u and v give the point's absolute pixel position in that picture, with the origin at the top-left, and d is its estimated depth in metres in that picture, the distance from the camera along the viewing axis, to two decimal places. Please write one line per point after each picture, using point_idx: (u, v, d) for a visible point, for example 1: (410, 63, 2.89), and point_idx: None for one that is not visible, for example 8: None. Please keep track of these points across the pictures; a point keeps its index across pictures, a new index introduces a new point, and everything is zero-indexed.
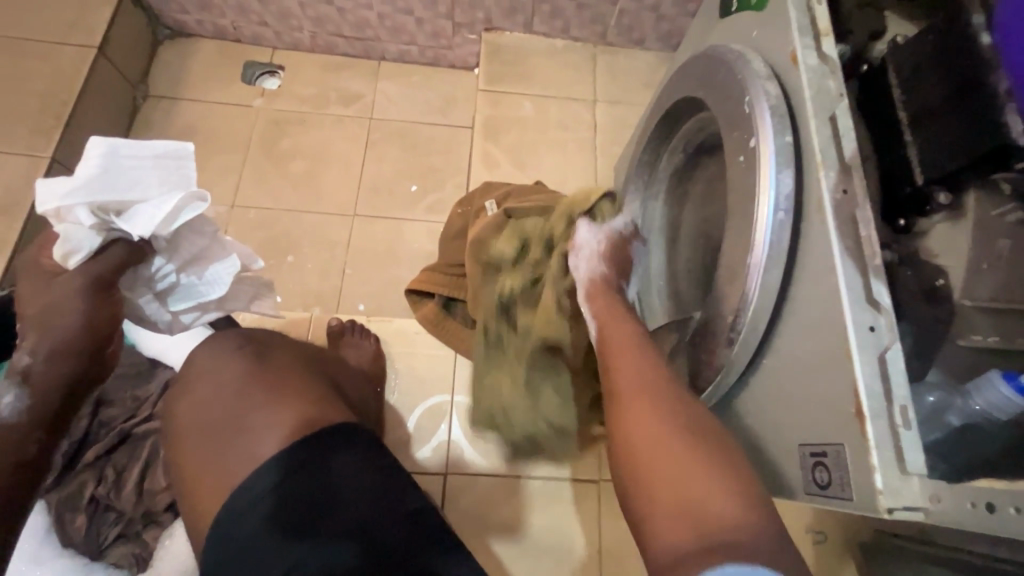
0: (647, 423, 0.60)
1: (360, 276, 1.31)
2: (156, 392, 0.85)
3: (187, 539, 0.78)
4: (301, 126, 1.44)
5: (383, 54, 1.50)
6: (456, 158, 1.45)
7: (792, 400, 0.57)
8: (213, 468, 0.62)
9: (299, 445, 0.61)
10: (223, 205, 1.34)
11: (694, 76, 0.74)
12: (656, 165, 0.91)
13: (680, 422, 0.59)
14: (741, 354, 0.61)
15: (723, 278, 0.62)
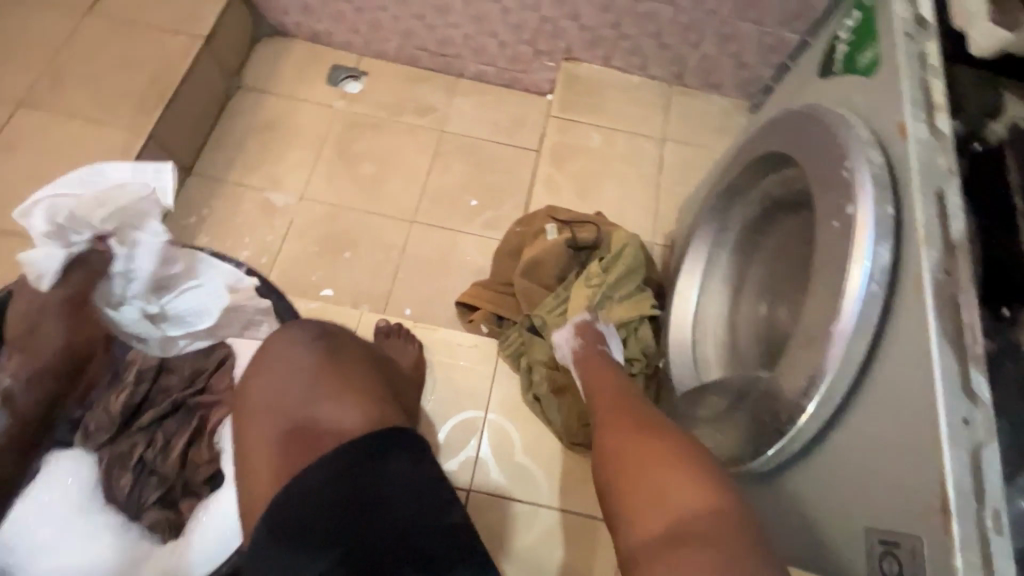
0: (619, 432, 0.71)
1: (411, 282, 1.33)
2: (211, 368, 0.89)
3: (220, 514, 0.80)
4: (375, 130, 1.49)
5: (462, 72, 1.55)
6: (518, 179, 1.47)
7: (867, 483, 0.54)
8: (277, 449, 0.65)
9: (359, 442, 0.62)
10: (292, 196, 1.40)
11: (786, 130, 0.73)
12: (728, 215, 0.90)
13: (662, 443, 0.66)
14: (812, 424, 0.59)
15: (801, 342, 0.60)
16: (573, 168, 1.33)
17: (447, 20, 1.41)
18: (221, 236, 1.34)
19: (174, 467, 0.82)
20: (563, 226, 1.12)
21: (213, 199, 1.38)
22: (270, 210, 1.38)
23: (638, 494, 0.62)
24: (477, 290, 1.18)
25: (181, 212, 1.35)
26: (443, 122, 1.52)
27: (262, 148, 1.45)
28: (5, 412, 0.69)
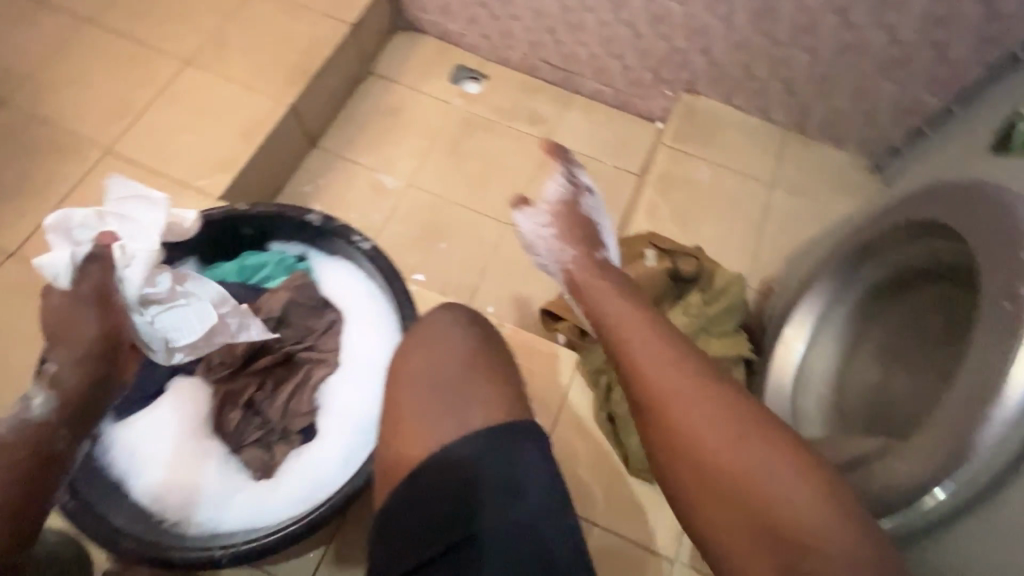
0: (693, 416, 0.74)
1: (497, 282, 1.38)
2: (322, 329, 0.93)
3: (309, 466, 0.85)
4: (487, 132, 1.56)
5: (579, 88, 1.59)
6: (616, 200, 1.49)
7: (1007, 538, 0.69)
8: (425, 420, 0.64)
9: (511, 431, 0.62)
10: (401, 181, 1.48)
11: (956, 207, 0.80)
12: (855, 274, 0.96)
13: (728, 431, 0.73)
14: (965, 489, 0.70)
15: (967, 413, 0.70)
16: (678, 199, 1.33)
17: (577, 38, 1.45)
18: (332, 208, 1.43)
19: (278, 413, 0.88)
20: (665, 253, 1.12)
21: (330, 173, 1.47)
22: (379, 191, 1.46)
23: (725, 493, 0.71)
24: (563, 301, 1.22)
25: (300, 180, 1.46)
26: (552, 133, 1.56)
27: (381, 132, 1.53)
28: (53, 393, 0.70)
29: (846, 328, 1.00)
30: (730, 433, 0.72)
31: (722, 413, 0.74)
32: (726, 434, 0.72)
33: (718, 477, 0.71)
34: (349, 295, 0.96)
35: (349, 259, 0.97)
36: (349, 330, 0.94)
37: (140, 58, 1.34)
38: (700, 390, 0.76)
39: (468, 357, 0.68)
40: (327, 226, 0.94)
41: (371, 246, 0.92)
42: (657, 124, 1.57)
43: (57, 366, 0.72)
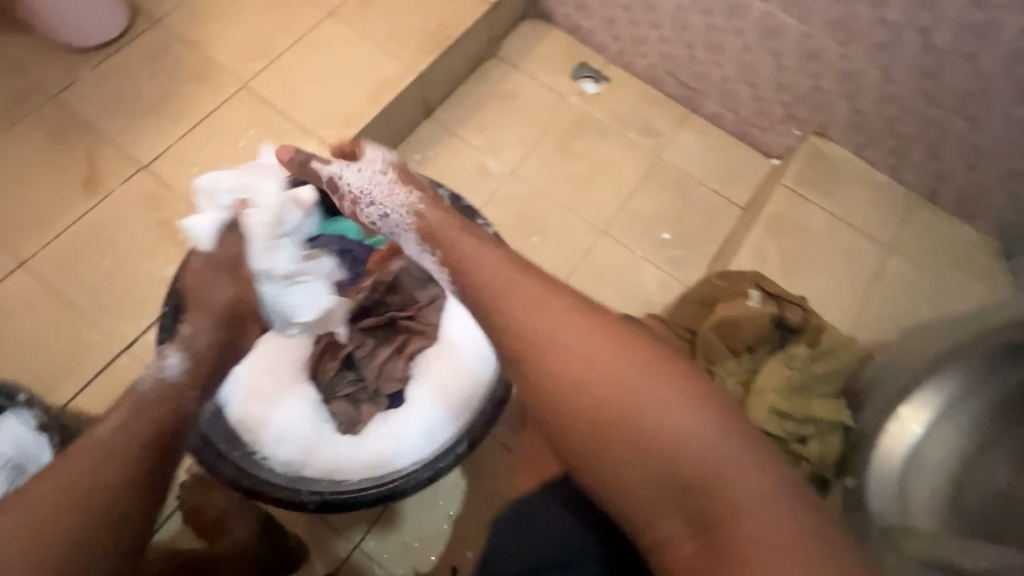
0: (595, 377, 0.63)
1: (582, 287, 1.36)
2: (427, 301, 0.95)
3: (392, 431, 0.86)
4: (597, 135, 1.53)
5: (699, 108, 1.54)
6: (716, 229, 1.44)
7: None
8: (597, 433, 0.62)
9: (681, 474, 0.58)
10: (505, 168, 1.47)
11: None
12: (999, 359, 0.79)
13: (666, 400, 0.60)
14: None
15: None
16: (788, 242, 1.27)
17: (713, 58, 1.41)
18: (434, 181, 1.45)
19: (373, 374, 0.91)
20: (770, 298, 1.08)
21: (438, 147, 1.48)
22: (483, 174, 1.46)
23: (652, 470, 0.59)
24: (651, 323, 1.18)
25: (409, 148, 1.48)
26: (663, 148, 1.53)
27: (494, 115, 1.53)
28: (184, 354, 0.73)
29: (983, 422, 0.78)
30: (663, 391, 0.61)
31: (643, 369, 0.62)
32: (635, 392, 0.61)
33: (624, 454, 0.61)
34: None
35: None
36: (452, 314, 0.91)
37: (286, 4, 1.38)
38: (596, 344, 0.64)
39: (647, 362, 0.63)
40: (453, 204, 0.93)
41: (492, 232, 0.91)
42: (773, 160, 1.51)
43: (190, 329, 0.75)
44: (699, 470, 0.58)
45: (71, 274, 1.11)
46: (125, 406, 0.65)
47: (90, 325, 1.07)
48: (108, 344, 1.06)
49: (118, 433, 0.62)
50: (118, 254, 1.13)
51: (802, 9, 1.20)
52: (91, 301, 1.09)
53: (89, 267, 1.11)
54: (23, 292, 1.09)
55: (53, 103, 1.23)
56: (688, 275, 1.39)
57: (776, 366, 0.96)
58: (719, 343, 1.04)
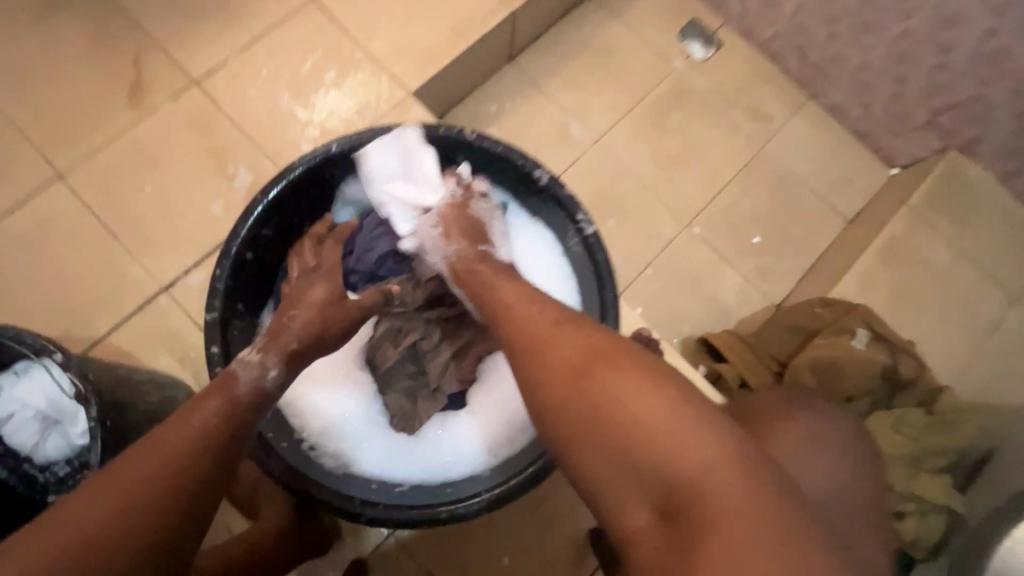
0: (590, 380, 0.54)
1: (653, 284, 1.23)
2: None
3: (455, 439, 0.78)
4: (698, 111, 1.34)
5: (821, 95, 1.34)
6: (815, 240, 1.28)
7: None
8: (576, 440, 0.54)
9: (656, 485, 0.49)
10: (589, 135, 1.30)
11: None
12: None
13: (633, 389, 0.52)
14: None
15: None
16: (903, 274, 1.12)
17: (859, 39, 1.19)
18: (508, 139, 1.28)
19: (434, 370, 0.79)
20: (880, 341, 0.96)
21: (518, 99, 1.31)
22: (563, 138, 1.30)
23: (621, 453, 0.51)
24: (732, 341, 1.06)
25: (484, 96, 1.30)
26: (770, 137, 1.34)
27: (585, 70, 1.34)
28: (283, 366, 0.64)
29: None
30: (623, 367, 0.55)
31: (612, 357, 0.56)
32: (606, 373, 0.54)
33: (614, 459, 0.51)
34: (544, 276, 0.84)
35: (558, 236, 0.83)
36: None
37: None
38: (586, 350, 0.57)
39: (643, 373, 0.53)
40: (551, 190, 0.79)
41: (593, 233, 0.78)
42: (894, 169, 1.32)
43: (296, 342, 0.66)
44: (674, 453, 0.49)
45: (110, 196, 1.01)
46: (222, 397, 0.58)
47: (127, 255, 0.98)
48: (146, 280, 0.97)
49: (219, 419, 0.56)
50: (161, 180, 1.02)
51: None
52: (130, 229, 0.99)
53: (130, 191, 1.01)
54: (58, 208, 0.99)
55: None
56: (773, 289, 1.24)
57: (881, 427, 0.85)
58: (814, 384, 0.92)
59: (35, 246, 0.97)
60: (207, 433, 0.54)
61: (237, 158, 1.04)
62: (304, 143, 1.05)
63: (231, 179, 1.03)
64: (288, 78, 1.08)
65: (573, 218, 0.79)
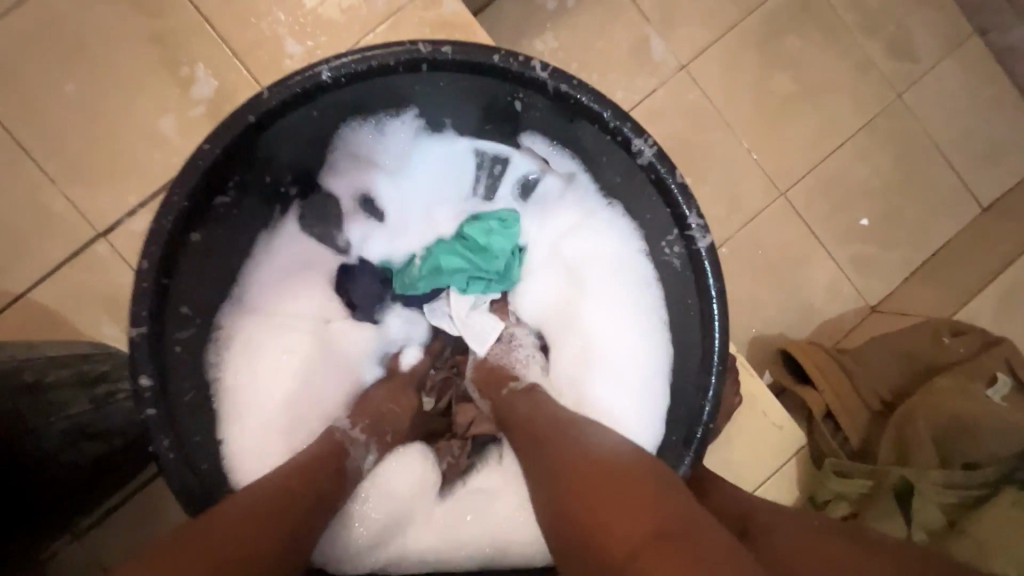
0: (569, 463, 0.47)
1: (728, 269, 0.98)
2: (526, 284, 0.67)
3: (492, 506, 0.59)
4: (824, 36, 0.99)
5: (991, 31, 1.00)
6: (938, 228, 1.01)
7: None
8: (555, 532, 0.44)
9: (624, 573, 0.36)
10: (676, 57, 0.97)
11: None
12: None
13: (597, 475, 0.44)
14: None
15: None
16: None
17: None
18: (566, 53, 0.95)
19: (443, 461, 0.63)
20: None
21: None
22: (641, 58, 0.96)
23: (580, 526, 0.41)
24: (825, 363, 0.83)
25: None
26: (911, 83, 1.01)
27: None
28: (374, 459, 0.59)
29: None
30: (606, 448, 0.47)
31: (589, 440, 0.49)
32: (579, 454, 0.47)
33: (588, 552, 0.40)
34: (604, 258, 0.63)
35: (649, 236, 0.58)
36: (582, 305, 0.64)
37: None
38: (576, 434, 0.51)
39: (625, 460, 0.45)
40: (655, 174, 0.52)
41: (709, 248, 0.52)
42: None
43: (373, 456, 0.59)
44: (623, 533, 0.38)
45: (19, 93, 0.72)
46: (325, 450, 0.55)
47: (49, 182, 0.73)
48: (76, 219, 0.73)
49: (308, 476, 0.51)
50: (90, 77, 0.73)
51: None
52: (50, 144, 0.73)
53: (48, 89, 0.73)
54: None
55: None
56: (872, 287, 1.00)
57: (1012, 519, 0.67)
58: (929, 443, 0.73)
59: None
60: (291, 484, 0.48)
61: (195, 53, 0.74)
62: (286, 38, 0.74)
63: (187, 85, 0.74)
64: None
65: (680, 220, 0.53)
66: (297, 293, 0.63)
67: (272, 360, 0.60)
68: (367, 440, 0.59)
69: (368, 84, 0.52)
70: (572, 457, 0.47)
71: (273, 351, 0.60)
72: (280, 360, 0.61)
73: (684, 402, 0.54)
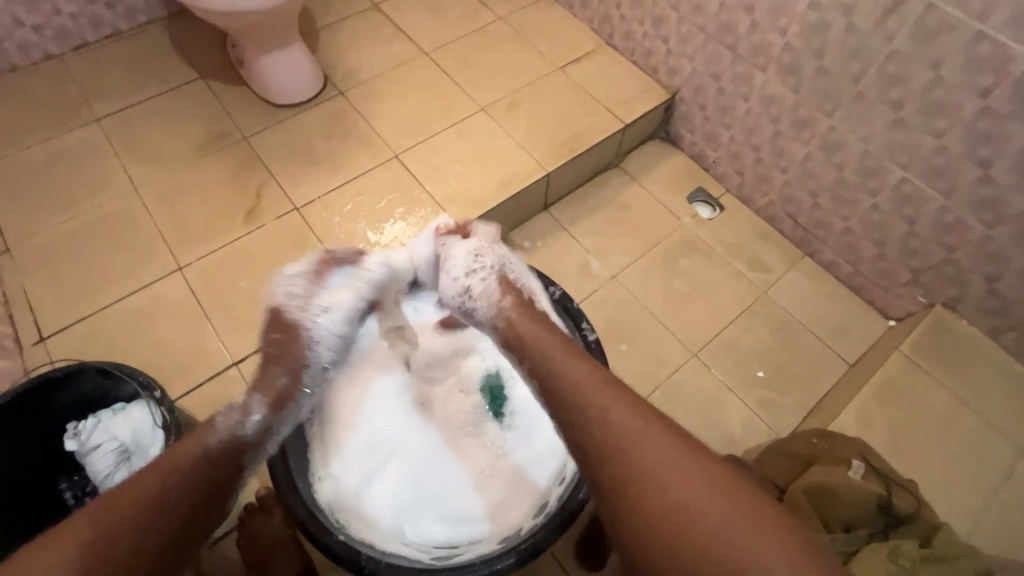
0: (628, 420, 0.68)
1: (662, 406, 1.32)
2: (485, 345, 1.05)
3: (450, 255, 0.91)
4: (703, 259, 1.54)
5: (814, 253, 1.52)
6: (817, 379, 1.36)
7: None
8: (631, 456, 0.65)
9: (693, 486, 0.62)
10: (607, 271, 1.51)
11: None
12: None
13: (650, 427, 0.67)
14: None
15: None
16: (902, 418, 1.19)
17: (839, 209, 1.40)
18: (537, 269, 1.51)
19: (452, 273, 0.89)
20: (878, 474, 0.98)
21: (549, 239, 1.56)
22: (584, 273, 1.51)
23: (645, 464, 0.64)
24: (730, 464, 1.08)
25: (520, 235, 1.56)
26: (770, 285, 1.50)
27: (605, 219, 1.59)
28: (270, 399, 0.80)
29: None
30: (632, 415, 0.68)
31: (688, 487, 0.62)
32: (678, 468, 0.63)
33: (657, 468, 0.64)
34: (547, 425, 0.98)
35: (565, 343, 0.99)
36: None
37: (448, 95, 1.57)
38: (625, 407, 0.69)
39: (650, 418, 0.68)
40: (563, 303, 0.97)
41: (595, 340, 0.94)
42: (890, 321, 1.44)
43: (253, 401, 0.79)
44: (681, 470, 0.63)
45: (213, 287, 1.26)
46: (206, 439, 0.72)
47: (214, 334, 1.20)
48: (224, 355, 1.17)
49: (177, 472, 0.68)
50: (254, 278, 1.27)
51: (947, 183, 1.17)
52: (221, 313, 1.22)
53: (228, 285, 1.26)
54: (170, 293, 1.24)
55: (243, 141, 1.46)
56: (779, 422, 1.31)
57: (877, 558, 0.85)
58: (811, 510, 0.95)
59: (144, 321, 1.20)
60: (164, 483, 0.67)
61: None
62: None
63: None
64: (367, 210, 1.38)
65: (578, 326, 0.96)
66: (386, 386, 1.00)
67: (356, 410, 0.97)
68: (250, 407, 0.78)
69: None
70: (606, 417, 0.69)
71: (364, 430, 0.96)
72: (364, 429, 0.96)
73: None
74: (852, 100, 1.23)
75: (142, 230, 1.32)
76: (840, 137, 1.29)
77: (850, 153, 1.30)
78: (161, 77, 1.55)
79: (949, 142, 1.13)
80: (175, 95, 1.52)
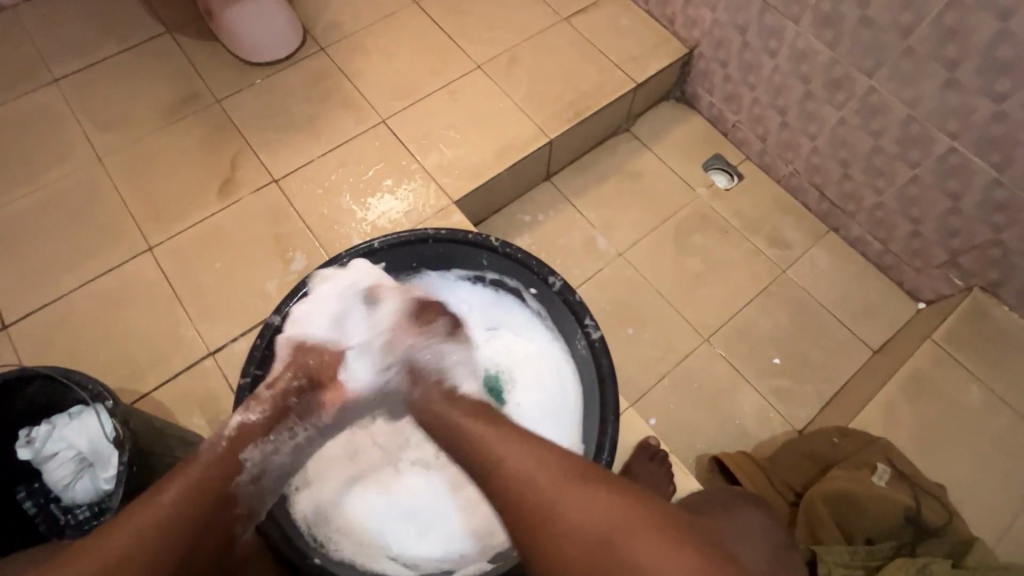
0: (528, 473, 0.63)
1: (670, 396, 1.24)
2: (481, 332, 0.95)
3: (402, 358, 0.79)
4: (719, 234, 1.42)
5: (840, 228, 1.40)
6: (837, 367, 1.27)
7: None
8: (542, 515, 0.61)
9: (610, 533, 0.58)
10: (614, 247, 1.40)
11: None
12: None
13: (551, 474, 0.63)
14: None
15: None
16: (930, 412, 1.10)
17: (873, 181, 1.26)
18: (539, 245, 1.40)
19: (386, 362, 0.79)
20: (904, 480, 0.91)
21: (552, 213, 1.44)
22: (589, 250, 1.39)
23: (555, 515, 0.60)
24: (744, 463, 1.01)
25: (520, 208, 1.44)
26: (790, 264, 1.38)
27: (613, 190, 1.47)
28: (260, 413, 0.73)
29: None
30: (536, 467, 0.63)
31: (597, 522, 0.59)
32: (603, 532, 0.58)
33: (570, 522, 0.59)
34: (545, 428, 0.89)
35: (566, 339, 0.89)
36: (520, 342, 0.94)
37: (440, 50, 1.42)
38: (521, 455, 0.64)
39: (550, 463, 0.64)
40: (564, 295, 0.88)
41: (600, 337, 0.85)
42: (920, 303, 1.33)
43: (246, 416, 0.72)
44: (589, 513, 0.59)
45: (186, 269, 1.16)
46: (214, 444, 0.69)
47: (188, 320, 1.11)
48: (200, 343, 1.09)
49: (180, 492, 0.63)
50: (230, 259, 1.17)
51: (1001, 155, 1.03)
52: (196, 297, 1.13)
53: (202, 267, 1.16)
54: (140, 275, 1.15)
55: (215, 105, 1.32)
56: (794, 413, 1.23)
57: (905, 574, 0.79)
58: (831, 518, 0.88)
59: (113, 307, 1.12)
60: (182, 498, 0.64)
61: (297, 246, 1.19)
62: (356, 237, 1.21)
63: (289, 262, 1.17)
64: (352, 183, 1.26)
65: (581, 322, 0.86)
66: None
67: None
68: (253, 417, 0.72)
69: (399, 251, 0.92)
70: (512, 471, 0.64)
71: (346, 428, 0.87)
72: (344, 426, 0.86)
73: (592, 444, 0.81)
74: (899, 57, 1.08)
75: (107, 207, 1.21)
76: (881, 99, 1.15)
77: (890, 118, 1.15)
78: (123, 31, 1.40)
79: (1010, 108, 0.99)
80: (140, 51, 1.38)
